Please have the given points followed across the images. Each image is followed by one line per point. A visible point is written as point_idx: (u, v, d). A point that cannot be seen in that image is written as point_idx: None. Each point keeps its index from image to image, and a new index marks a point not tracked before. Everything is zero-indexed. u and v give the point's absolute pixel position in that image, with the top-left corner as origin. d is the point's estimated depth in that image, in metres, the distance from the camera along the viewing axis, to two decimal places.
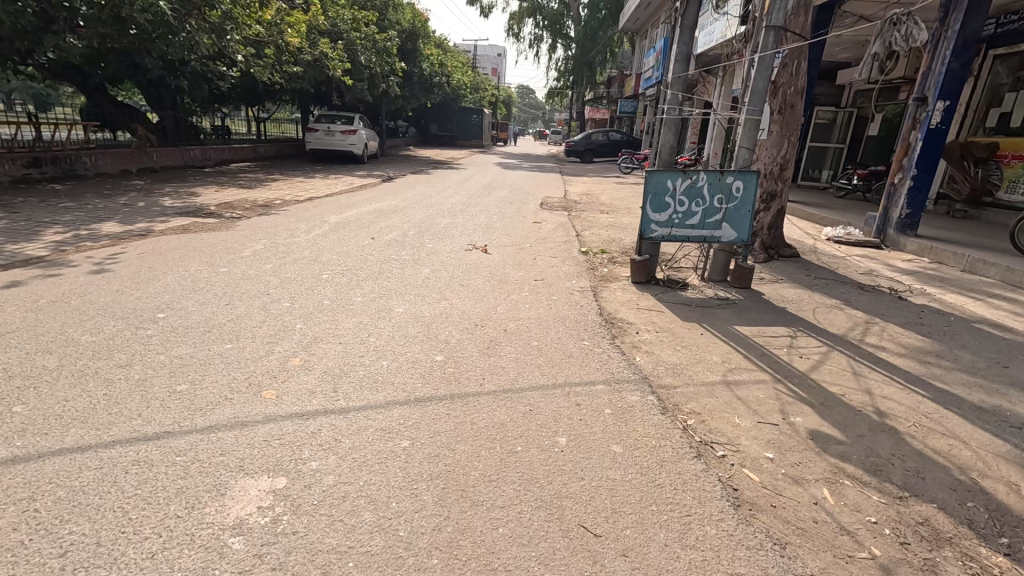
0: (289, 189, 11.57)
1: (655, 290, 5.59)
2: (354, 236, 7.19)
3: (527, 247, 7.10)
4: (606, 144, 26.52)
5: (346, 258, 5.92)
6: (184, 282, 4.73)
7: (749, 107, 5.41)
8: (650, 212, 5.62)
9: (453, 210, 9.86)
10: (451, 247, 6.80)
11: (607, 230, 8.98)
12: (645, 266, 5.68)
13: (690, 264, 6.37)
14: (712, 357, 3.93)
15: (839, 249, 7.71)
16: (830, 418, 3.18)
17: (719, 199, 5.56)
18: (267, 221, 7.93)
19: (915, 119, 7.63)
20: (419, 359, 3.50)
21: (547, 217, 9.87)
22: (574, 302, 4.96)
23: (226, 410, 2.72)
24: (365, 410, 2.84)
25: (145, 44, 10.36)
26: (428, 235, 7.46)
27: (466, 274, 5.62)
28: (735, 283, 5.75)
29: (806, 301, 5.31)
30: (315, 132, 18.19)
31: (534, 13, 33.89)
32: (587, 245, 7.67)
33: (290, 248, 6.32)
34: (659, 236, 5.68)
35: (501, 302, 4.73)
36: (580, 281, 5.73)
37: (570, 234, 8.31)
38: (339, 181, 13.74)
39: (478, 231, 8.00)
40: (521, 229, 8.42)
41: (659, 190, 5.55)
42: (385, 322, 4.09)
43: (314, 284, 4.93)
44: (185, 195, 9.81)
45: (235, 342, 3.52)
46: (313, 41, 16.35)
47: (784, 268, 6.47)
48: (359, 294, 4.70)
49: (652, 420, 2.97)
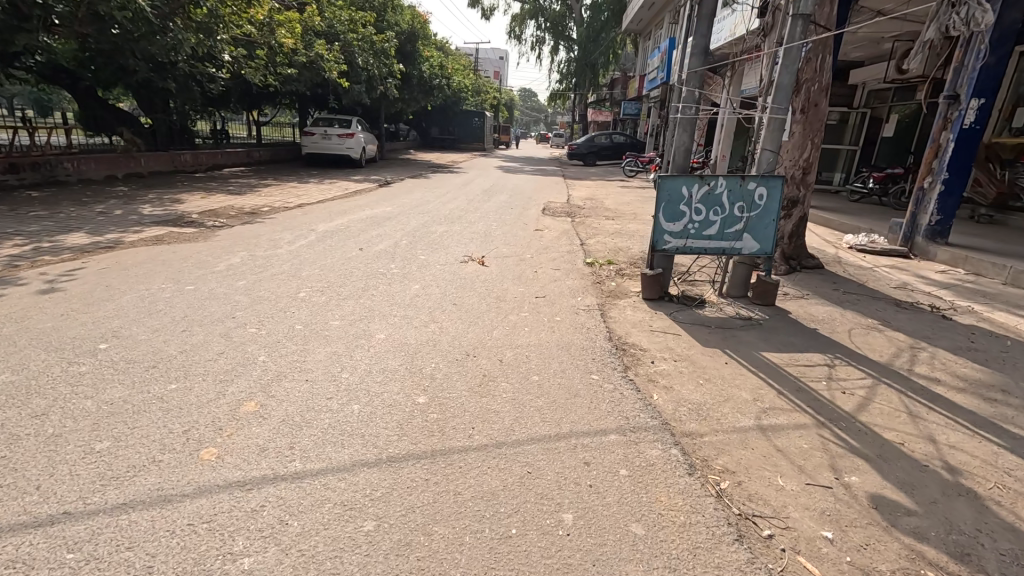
0: (280, 195, 11.07)
1: (669, 308, 5.04)
2: (341, 246, 6.68)
3: (527, 259, 6.57)
4: (610, 146, 25.99)
5: (329, 272, 5.41)
6: (141, 302, 4.22)
7: (774, 106, 4.85)
8: (662, 222, 5.08)
9: (450, 217, 9.34)
10: (446, 258, 6.28)
11: (613, 238, 8.44)
12: (657, 281, 5.14)
13: (706, 277, 5.82)
14: (742, 394, 3.38)
15: (865, 259, 7.15)
16: (893, 477, 2.62)
17: (740, 208, 5.02)
18: (250, 230, 7.43)
19: (945, 119, 7.08)
20: (397, 402, 2.96)
21: (550, 224, 9.34)
22: (580, 323, 4.42)
23: (148, 480, 2.19)
24: (324, 476, 2.30)
25: (127, 45, 9.91)
26: (421, 245, 6.93)
27: (461, 290, 5.09)
28: (757, 299, 5.20)
29: (838, 321, 4.76)
30: (311, 136, 17.73)
31: (536, 15, 33.46)
32: (592, 255, 7.13)
33: (270, 260, 5.81)
34: (673, 248, 5.14)
35: (497, 325, 4.21)
36: (586, 298, 5.19)
37: (575, 243, 7.77)
38: (333, 187, 13.23)
39: (476, 240, 7.48)
40: (522, 237, 7.88)
41: (673, 198, 5.01)
42: (363, 352, 3.56)
43: (288, 304, 4.40)
44: (168, 203, 9.34)
45: (181, 381, 2.99)
46: (309, 43, 15.94)
47: (810, 281, 5.92)
48: (338, 317, 4.18)
49: (678, 485, 2.42)
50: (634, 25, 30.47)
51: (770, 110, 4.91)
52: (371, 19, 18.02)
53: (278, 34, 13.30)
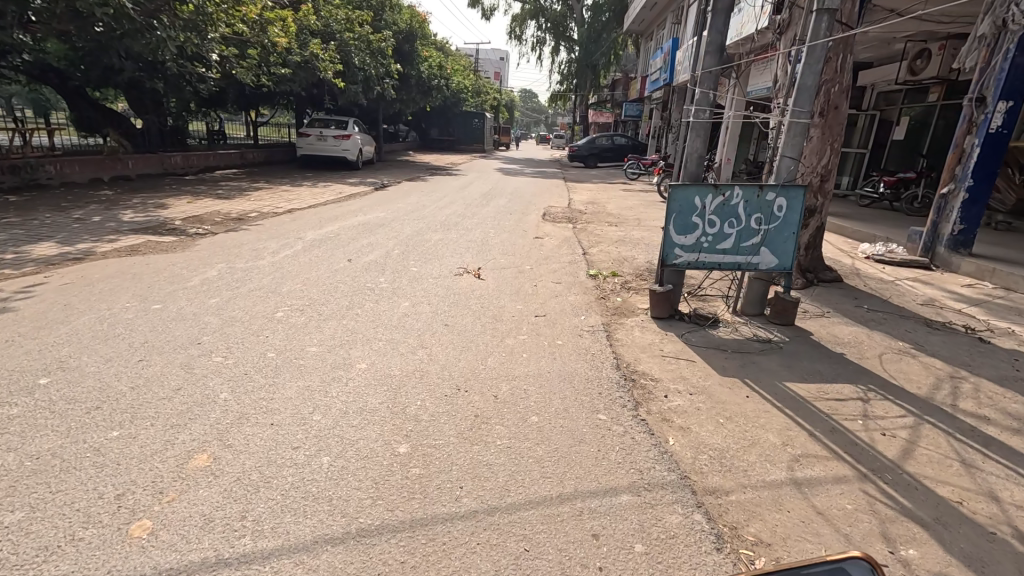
0: (270, 200, 10.69)
1: (680, 328, 4.64)
2: (328, 256, 6.27)
3: (526, 270, 6.17)
4: (611, 148, 25.58)
5: (312, 287, 5.01)
6: (98, 325, 3.82)
7: (795, 109, 4.43)
8: (673, 236, 4.68)
9: (446, 223, 8.94)
10: (439, 270, 5.90)
11: (617, 246, 8.03)
12: (667, 299, 4.74)
13: (718, 292, 5.42)
14: (769, 436, 2.97)
15: (885, 271, 6.75)
16: (958, 550, 2.21)
17: (757, 220, 4.62)
18: (234, 239, 7.04)
19: (970, 122, 6.68)
20: (374, 452, 2.55)
21: (550, 230, 8.95)
22: (584, 348, 4.01)
23: (59, 569, 1.79)
24: (277, 560, 1.89)
25: (111, 43, 9.53)
26: (414, 256, 6.53)
27: (454, 308, 4.70)
28: (775, 318, 4.80)
29: (866, 344, 4.36)
30: (306, 137, 17.32)
31: (536, 15, 33.08)
32: (595, 266, 6.72)
33: (250, 273, 5.40)
34: (684, 263, 4.74)
35: (492, 351, 3.80)
36: (590, 317, 4.79)
37: (576, 253, 7.36)
38: (327, 190, 12.83)
39: (472, 250, 7.09)
40: (521, 247, 7.48)
41: (684, 210, 4.61)
42: (340, 387, 3.16)
43: (262, 326, 4.01)
44: (152, 208, 8.94)
45: (124, 428, 2.59)
46: (303, 43, 15.55)
47: (829, 296, 5.53)
48: (316, 342, 3.78)
49: (705, 566, 2.01)
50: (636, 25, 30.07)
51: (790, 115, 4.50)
52: (368, 18, 17.62)
53: (270, 33, 12.77)
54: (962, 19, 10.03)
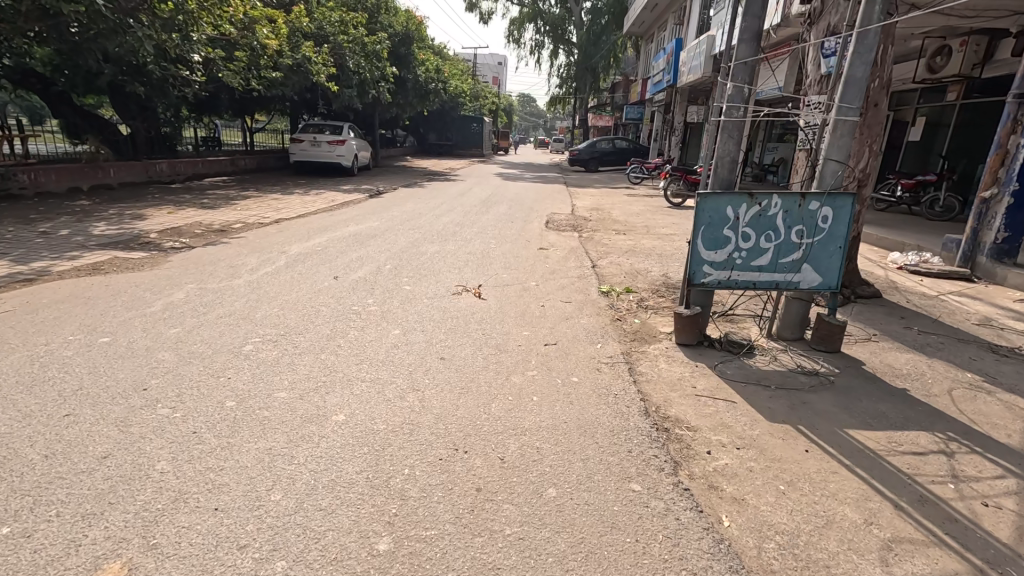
0: (257, 209, 10.09)
1: (712, 357, 4.05)
2: (312, 273, 5.68)
3: (531, 288, 5.57)
4: (612, 152, 25.08)
5: (291, 312, 4.41)
6: (26, 366, 3.21)
7: (841, 104, 3.84)
8: (701, 251, 4.09)
9: (443, 234, 8.35)
10: (435, 289, 5.31)
11: (628, 257, 7.45)
12: (695, 323, 4.16)
13: (749, 314, 4.83)
14: (847, 512, 2.37)
15: (924, 283, 6.17)
16: None
17: (798, 232, 4.03)
18: (211, 254, 6.44)
19: (1015, 121, 6.10)
20: (346, 552, 1.95)
21: (554, 240, 8.35)
22: (605, 387, 3.41)
23: None
24: None
25: (87, 45, 8.98)
26: (407, 272, 5.94)
27: (451, 336, 4.10)
28: (818, 343, 4.22)
29: (929, 376, 3.77)
30: (299, 142, 16.77)
31: (535, 19, 32.69)
32: (607, 282, 6.12)
33: (222, 295, 4.81)
34: (714, 283, 4.15)
35: (495, 393, 3.20)
36: (607, 344, 4.18)
37: (585, 265, 6.78)
38: (318, 198, 12.26)
39: (471, 264, 6.49)
40: (524, 260, 6.88)
41: (714, 221, 4.03)
42: (309, 450, 2.55)
43: (226, 364, 3.40)
44: (128, 219, 8.36)
45: (15, 523, 1.98)
46: (295, 45, 15.04)
47: (873, 316, 4.93)
48: (286, 385, 3.17)
49: None
50: (636, 27, 29.65)
51: (834, 111, 3.92)
52: (362, 20, 17.10)
53: (260, 34, 12.24)
54: (988, 14, 9.37)
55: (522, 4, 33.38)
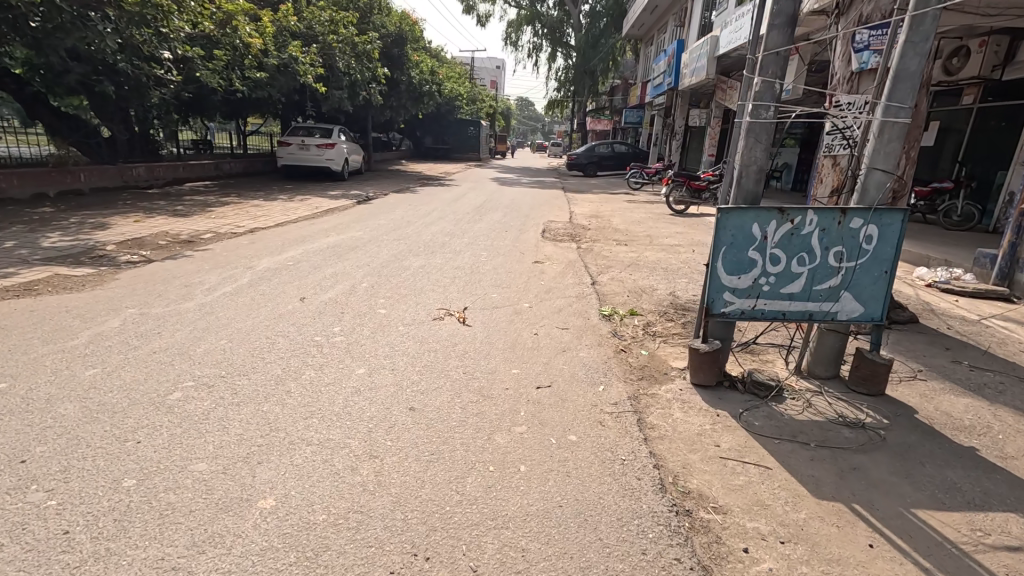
0: (234, 217, 9.44)
1: (735, 403, 3.42)
2: (278, 294, 5.05)
3: (524, 312, 4.93)
4: (611, 156, 24.53)
5: (241, 345, 3.77)
6: None
7: (890, 101, 3.23)
8: (722, 276, 3.48)
9: (431, 245, 7.73)
10: (414, 313, 4.67)
11: (631, 272, 6.82)
12: (714, 361, 3.54)
13: (772, 346, 4.19)
14: None
15: (960, 305, 5.54)
16: None
17: (836, 254, 3.41)
18: (168, 269, 5.79)
19: None
20: None
21: (550, 252, 7.73)
22: (610, 450, 2.77)
23: None
24: None
25: (46, 40, 8.34)
26: (385, 292, 5.30)
27: (426, 377, 3.45)
28: (857, 385, 3.58)
29: (998, 429, 3.13)
30: (287, 146, 16.17)
31: (533, 21, 32.25)
32: (609, 303, 5.48)
33: (166, 322, 4.17)
34: (736, 313, 3.54)
35: (473, 463, 2.56)
36: (610, 385, 3.54)
37: (584, 282, 6.15)
38: (302, 204, 11.63)
39: (459, 282, 5.85)
40: (517, 276, 6.24)
41: (738, 241, 3.41)
42: (215, 561, 1.90)
43: (140, 422, 2.74)
44: (89, 228, 7.70)
45: None
46: (282, 45, 14.46)
47: (914, 347, 4.30)
48: (209, 453, 2.51)
49: None
50: (635, 29, 29.23)
51: (879, 111, 3.32)
52: (352, 19, 16.48)
53: (242, 32, 12.09)
54: (1009, 13, 8.81)
55: (520, 7, 32.98)
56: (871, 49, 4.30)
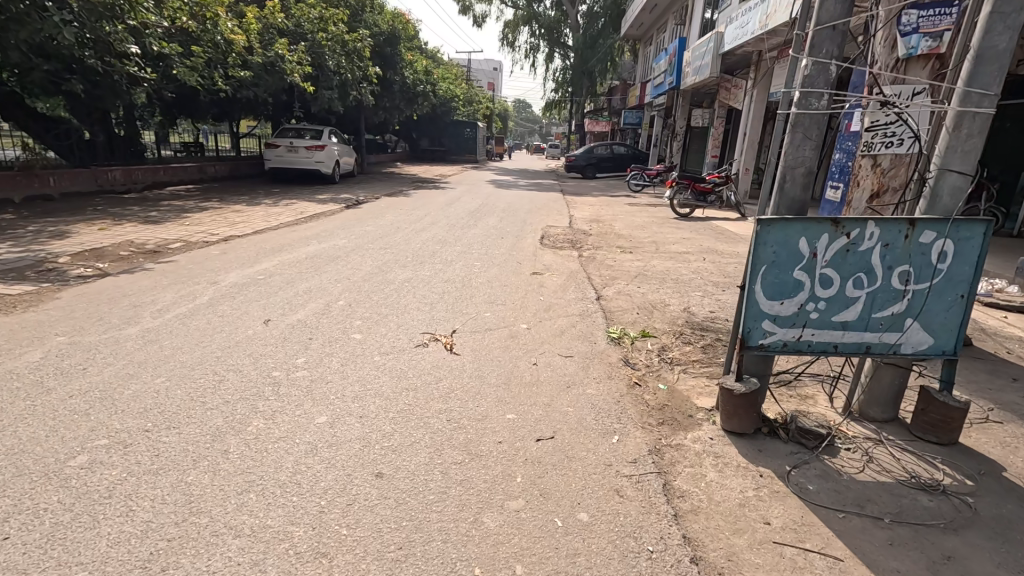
0: (210, 224, 8.81)
1: (779, 457, 2.80)
2: (240, 315, 4.42)
3: (521, 335, 4.31)
4: (610, 157, 23.94)
5: (181, 386, 3.12)
6: None
7: (972, 86, 2.63)
8: (761, 301, 2.87)
9: (420, 254, 7.11)
10: (393, 339, 4.05)
11: (639, 284, 6.20)
12: (751, 404, 2.92)
13: (813, 383, 3.57)
14: None
15: (1011, 322, 4.95)
16: None
17: (902, 275, 2.79)
18: (120, 284, 5.15)
19: None
20: None
21: (550, 262, 7.11)
22: (633, 538, 2.13)
23: None
24: None
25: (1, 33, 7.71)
26: (364, 311, 4.68)
27: (400, 427, 2.82)
28: (926, 433, 2.96)
29: None
30: (275, 148, 15.52)
31: (529, 21, 31.73)
32: (617, 322, 4.86)
33: (97, 353, 3.52)
34: (778, 346, 2.94)
35: (454, 563, 1.93)
36: (626, 436, 2.92)
37: (587, 297, 5.53)
38: (287, 209, 11.00)
39: (448, 298, 5.24)
40: (513, 290, 5.62)
41: (781, 259, 2.80)
42: None
43: (17, 506, 2.09)
44: (46, 237, 7.05)
45: None
46: (268, 42, 13.83)
47: (977, 379, 3.68)
48: (97, 557, 1.87)
49: None
50: (635, 28, 28.68)
51: (956, 99, 2.69)
52: (343, 16, 15.86)
53: (222, 28, 11.79)
54: None
55: (517, 6, 32.41)
56: (921, 32, 3.74)
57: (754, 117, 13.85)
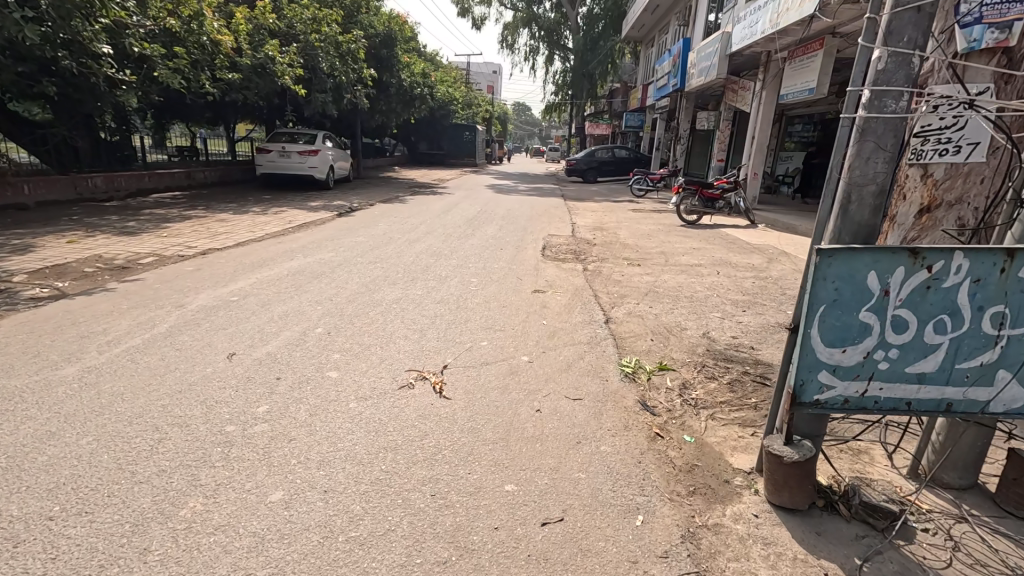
0: (189, 235, 8.26)
1: (845, 544, 2.25)
2: (201, 348, 3.87)
3: (521, 371, 3.75)
4: (612, 161, 23.44)
5: (109, 450, 2.57)
6: None
7: None
8: (818, 347, 2.33)
9: (412, 270, 6.57)
10: (374, 379, 3.50)
11: (650, 304, 5.65)
12: (806, 474, 2.38)
13: (867, 439, 3.01)
14: None
15: None
16: None
17: (994, 318, 2.25)
18: (73, 309, 4.60)
19: None
20: None
21: (553, 277, 6.58)
22: None
23: None
24: None
25: None
26: (344, 342, 4.13)
27: (372, 507, 2.28)
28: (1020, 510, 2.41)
29: None
30: (267, 153, 15.00)
31: (529, 24, 31.27)
32: (629, 352, 4.31)
33: (18, 403, 2.96)
34: (837, 401, 2.40)
35: None
36: (653, 515, 2.37)
37: (595, 321, 4.99)
38: (275, 218, 10.48)
39: (440, 322, 4.70)
40: (513, 313, 5.07)
41: (844, 296, 2.26)
42: None
43: None
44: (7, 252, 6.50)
45: None
46: (258, 44, 13.31)
47: None
48: None
49: None
50: (636, 30, 28.23)
51: None
52: (337, 17, 15.34)
53: (209, 28, 11.26)
54: None
55: (516, 8, 31.95)
56: (986, 21, 2.92)
57: (763, 120, 13.33)
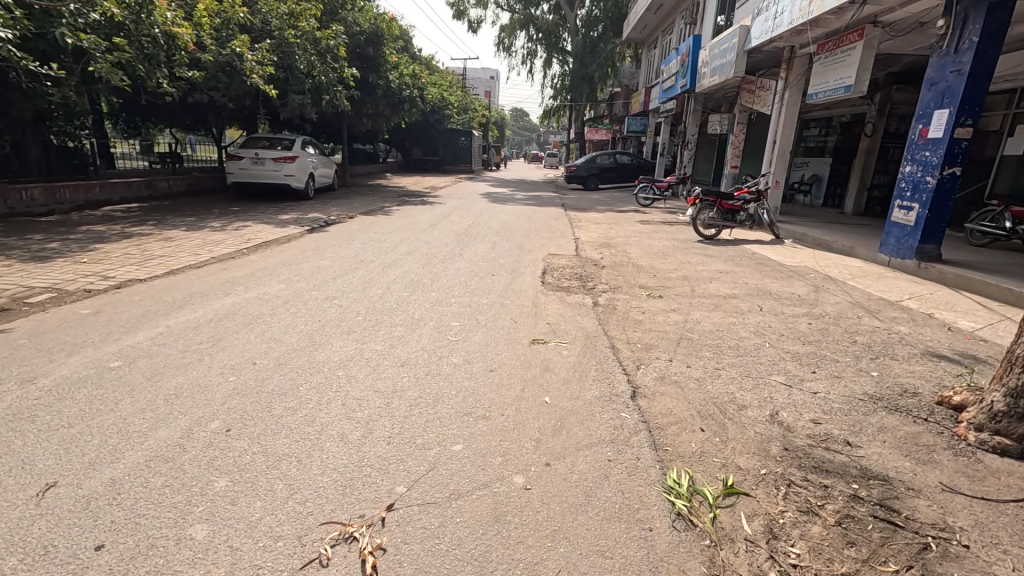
0: (116, 259, 6.85)
1: None
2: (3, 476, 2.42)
3: (511, 515, 2.33)
4: (614, 167, 22.12)
5: None
6: None
7: None
8: None
9: (377, 310, 5.14)
10: (262, 546, 2.09)
11: (687, 362, 4.21)
12: None
13: None
14: None
15: None
16: None
17: None
18: None
19: None
20: None
21: (556, 318, 5.15)
22: None
23: None
24: None
25: None
26: (239, 456, 2.66)
27: None
28: None
29: None
30: (238, 160, 13.59)
31: (526, 25, 29.96)
32: (676, 458, 2.89)
33: None
34: None
35: None
36: None
37: (617, 395, 3.56)
38: (231, 235, 9.04)
39: (397, 405, 3.27)
40: (504, 383, 3.64)
41: None
42: None
43: None
44: None
45: None
46: (224, 39, 11.97)
47: None
48: None
49: None
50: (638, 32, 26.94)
51: None
52: (315, 10, 13.99)
53: (161, 20, 9.80)
54: None
55: (513, 10, 30.61)
56: None
57: (787, 122, 11.99)
